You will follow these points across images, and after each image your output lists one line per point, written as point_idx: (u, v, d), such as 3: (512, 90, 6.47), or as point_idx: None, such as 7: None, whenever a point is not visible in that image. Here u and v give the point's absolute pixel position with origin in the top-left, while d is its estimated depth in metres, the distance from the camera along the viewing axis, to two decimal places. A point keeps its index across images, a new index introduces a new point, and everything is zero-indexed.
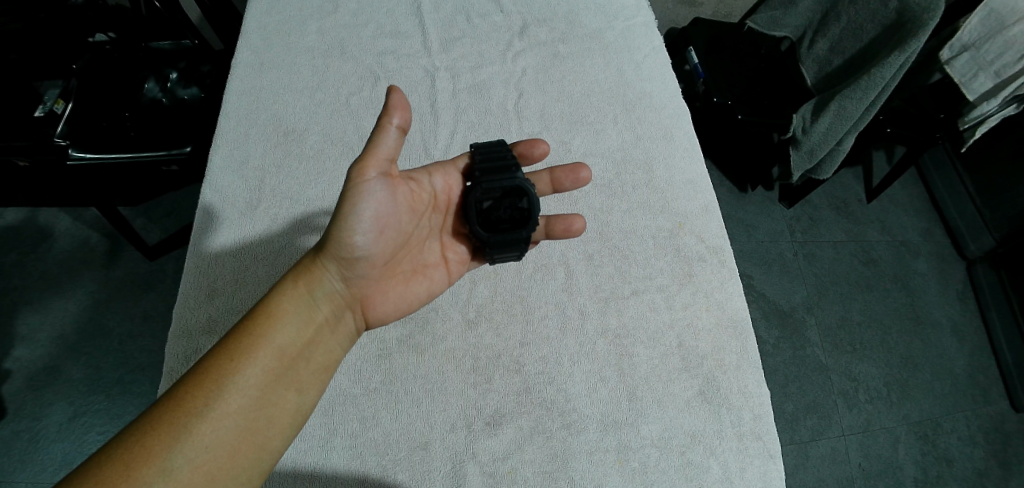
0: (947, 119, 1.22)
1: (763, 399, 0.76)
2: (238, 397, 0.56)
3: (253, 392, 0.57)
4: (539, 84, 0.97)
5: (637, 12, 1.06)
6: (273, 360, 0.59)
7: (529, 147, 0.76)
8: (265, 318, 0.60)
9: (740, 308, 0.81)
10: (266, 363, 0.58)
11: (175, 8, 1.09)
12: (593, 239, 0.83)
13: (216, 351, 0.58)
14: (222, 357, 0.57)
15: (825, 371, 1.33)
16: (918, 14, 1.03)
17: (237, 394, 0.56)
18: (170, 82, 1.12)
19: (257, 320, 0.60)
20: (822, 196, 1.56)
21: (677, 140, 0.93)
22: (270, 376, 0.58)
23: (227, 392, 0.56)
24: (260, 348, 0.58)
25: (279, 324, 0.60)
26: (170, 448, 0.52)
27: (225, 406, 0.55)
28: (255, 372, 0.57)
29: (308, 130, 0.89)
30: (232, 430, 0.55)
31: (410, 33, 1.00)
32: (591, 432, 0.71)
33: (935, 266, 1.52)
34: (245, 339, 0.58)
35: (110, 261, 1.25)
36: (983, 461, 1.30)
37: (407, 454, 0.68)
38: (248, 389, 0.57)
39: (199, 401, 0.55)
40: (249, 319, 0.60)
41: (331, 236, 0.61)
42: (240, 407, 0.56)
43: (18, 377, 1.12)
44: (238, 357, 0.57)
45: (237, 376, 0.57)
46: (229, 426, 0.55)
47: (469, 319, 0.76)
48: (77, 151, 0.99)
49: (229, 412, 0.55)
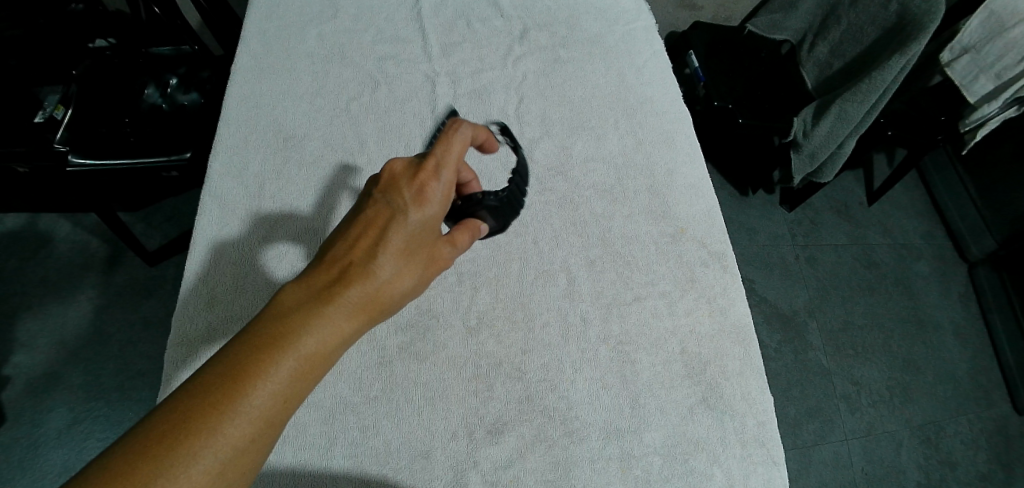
0: (947, 121, 1.23)
1: (766, 406, 0.75)
2: (263, 409, 0.46)
3: (280, 407, 0.47)
4: (540, 88, 0.96)
5: (638, 16, 1.07)
6: (302, 369, 0.48)
7: (487, 137, 0.64)
8: (303, 348, 0.48)
9: (743, 313, 0.80)
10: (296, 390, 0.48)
11: (175, 13, 1.11)
12: (594, 245, 0.83)
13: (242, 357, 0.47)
14: (248, 365, 0.46)
15: (827, 375, 1.32)
16: (919, 17, 1.02)
17: (264, 406, 0.46)
18: (171, 88, 1.13)
19: (294, 341, 0.48)
20: (822, 199, 1.56)
21: (679, 145, 0.93)
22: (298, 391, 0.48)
23: (251, 405, 0.45)
24: (294, 387, 0.47)
25: (316, 333, 0.49)
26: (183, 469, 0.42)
27: (251, 421, 0.45)
28: (282, 384, 0.47)
29: (307, 136, 0.89)
30: (253, 447, 0.45)
31: (410, 38, 1.00)
32: (592, 441, 0.70)
33: (936, 269, 1.51)
34: (278, 348, 0.47)
35: (111, 268, 1.25)
36: (987, 466, 1.29)
37: (408, 463, 0.68)
38: (273, 405, 0.46)
39: (221, 414, 0.44)
40: (287, 325, 0.49)
41: (401, 278, 0.54)
42: (260, 423, 0.46)
43: (18, 384, 1.11)
44: (264, 394, 0.46)
45: (265, 389, 0.46)
46: (252, 445, 0.45)
47: (469, 326, 0.75)
48: (78, 158, 0.97)
49: (252, 426, 0.45)
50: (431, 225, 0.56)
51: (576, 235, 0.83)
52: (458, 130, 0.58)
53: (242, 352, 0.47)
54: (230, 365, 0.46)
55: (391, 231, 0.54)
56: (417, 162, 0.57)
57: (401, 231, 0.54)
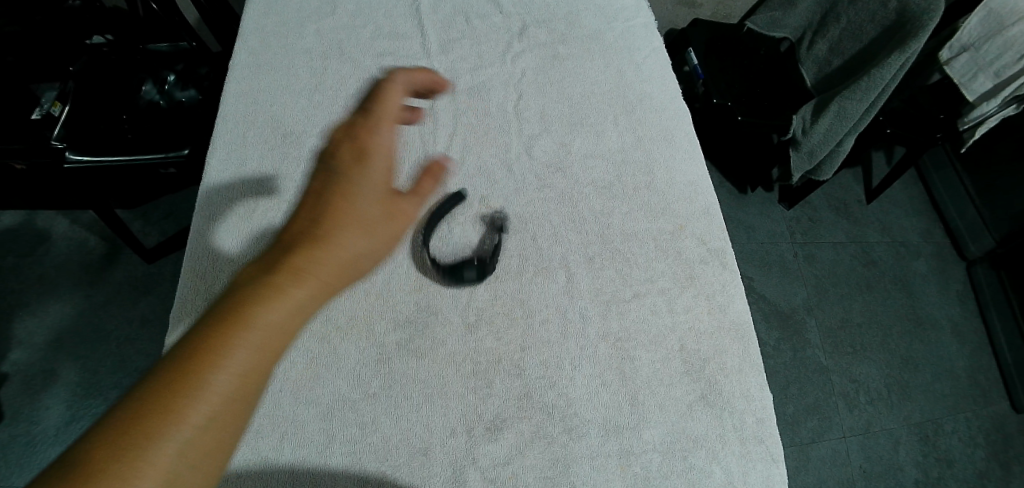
0: (947, 119, 1.22)
1: (766, 402, 0.75)
2: (231, 387, 0.42)
3: (252, 382, 0.43)
4: (538, 85, 0.96)
5: (638, 12, 1.06)
6: (272, 340, 0.44)
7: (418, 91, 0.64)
8: (265, 318, 0.44)
9: (742, 310, 0.80)
10: (268, 363, 0.44)
11: (172, 10, 1.10)
12: (593, 242, 0.82)
13: (202, 335, 0.42)
14: (211, 343, 0.42)
15: (826, 373, 1.32)
16: (918, 15, 1.02)
17: (232, 384, 0.42)
18: (168, 85, 1.13)
19: (258, 311, 0.44)
20: (821, 196, 1.56)
21: (678, 142, 0.93)
22: (269, 364, 0.44)
23: (216, 383, 0.41)
24: (259, 359, 0.43)
25: (280, 300, 0.45)
26: (146, 458, 0.38)
27: (221, 398, 0.41)
28: (249, 357, 0.43)
29: (305, 132, 0.89)
30: (225, 426, 0.41)
31: (409, 34, 1.00)
32: (592, 438, 0.70)
33: (935, 266, 1.52)
34: (240, 318, 0.43)
35: (109, 265, 1.25)
36: (985, 463, 1.29)
37: (406, 460, 0.67)
38: (242, 380, 0.42)
39: (182, 397, 0.40)
40: (247, 295, 0.45)
41: (360, 232, 0.51)
42: (230, 400, 0.41)
43: (16, 382, 1.11)
44: (227, 369, 0.42)
45: (229, 364, 0.42)
46: (225, 423, 0.41)
47: (469, 323, 0.75)
48: (75, 154, 0.98)
49: (221, 404, 0.41)
50: (378, 179, 0.55)
51: (576, 232, 0.83)
52: (383, 88, 0.60)
53: (194, 335, 0.42)
54: (185, 349, 0.42)
55: (339, 190, 0.52)
56: (352, 127, 0.57)
57: (347, 191, 0.53)
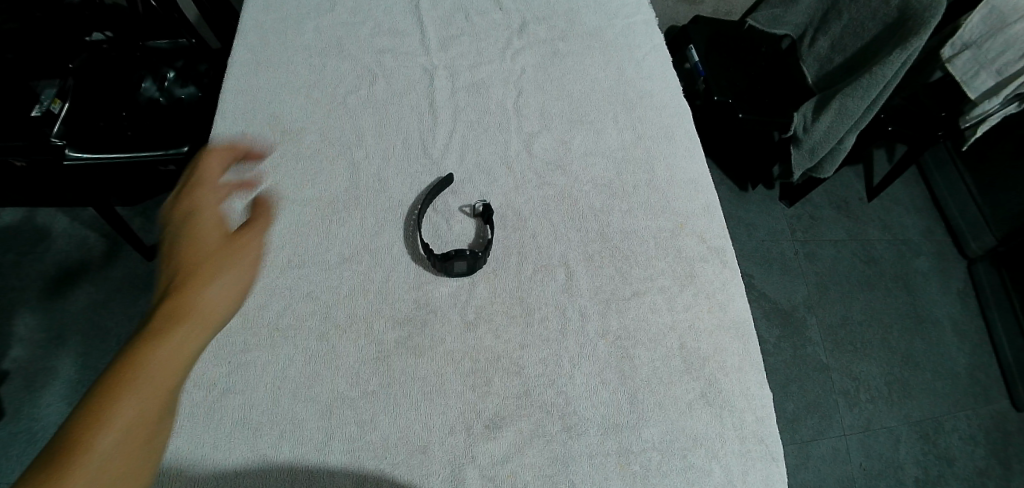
0: (948, 117, 1.22)
1: (766, 401, 0.75)
2: (123, 426, 0.43)
3: (144, 417, 0.45)
4: (538, 82, 0.96)
5: (638, 9, 1.06)
6: (154, 374, 0.46)
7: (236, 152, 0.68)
8: (141, 360, 0.46)
9: (742, 309, 0.80)
10: (156, 396, 0.46)
11: (170, 7, 1.11)
12: (593, 240, 0.82)
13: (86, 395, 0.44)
14: (95, 397, 0.44)
15: (827, 371, 1.32)
16: (920, 12, 1.01)
17: (123, 422, 0.44)
18: (168, 81, 1.11)
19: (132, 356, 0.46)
20: (822, 194, 1.56)
21: (678, 139, 0.92)
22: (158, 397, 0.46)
23: (106, 425, 0.43)
24: (149, 401, 0.45)
25: (154, 342, 0.47)
26: None
27: (115, 437, 0.43)
28: (132, 398, 0.44)
29: (303, 129, 0.88)
30: (126, 460, 0.43)
31: (409, 31, 0.99)
32: (591, 436, 0.70)
33: (936, 264, 1.51)
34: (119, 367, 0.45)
35: (109, 262, 1.25)
36: (985, 461, 1.29)
37: (404, 458, 0.67)
38: (133, 417, 0.44)
39: (79, 446, 0.42)
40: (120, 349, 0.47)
41: (215, 264, 0.53)
42: (127, 436, 0.43)
43: (16, 379, 1.11)
44: (115, 412, 0.43)
45: (115, 407, 0.44)
46: (125, 455, 0.43)
47: (468, 321, 0.75)
48: (74, 150, 0.98)
49: (118, 442, 0.43)
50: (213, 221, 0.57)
51: (576, 230, 0.83)
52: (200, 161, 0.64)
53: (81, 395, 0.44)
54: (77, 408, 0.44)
55: (180, 247, 0.54)
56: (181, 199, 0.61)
57: (190, 243, 0.55)
